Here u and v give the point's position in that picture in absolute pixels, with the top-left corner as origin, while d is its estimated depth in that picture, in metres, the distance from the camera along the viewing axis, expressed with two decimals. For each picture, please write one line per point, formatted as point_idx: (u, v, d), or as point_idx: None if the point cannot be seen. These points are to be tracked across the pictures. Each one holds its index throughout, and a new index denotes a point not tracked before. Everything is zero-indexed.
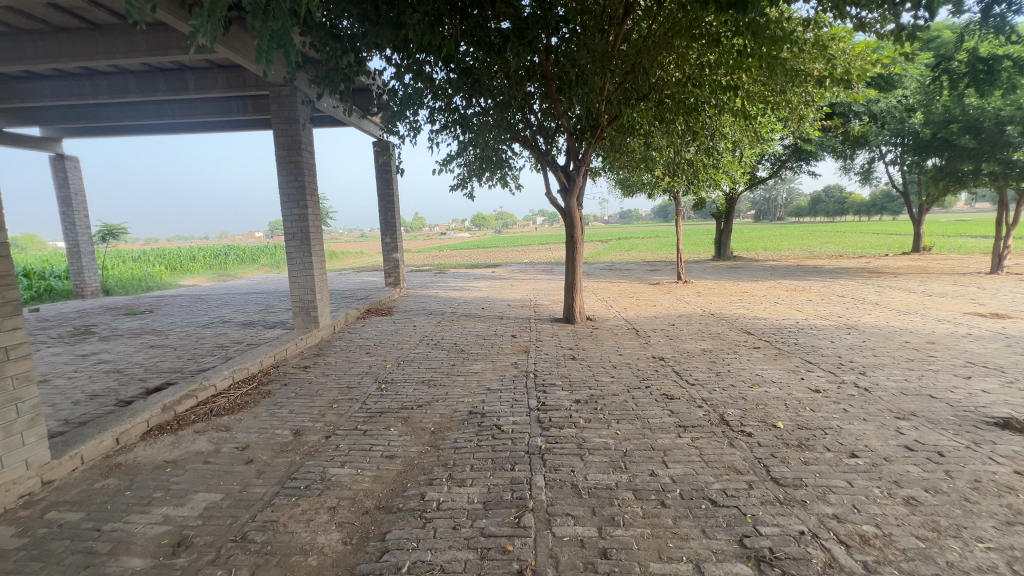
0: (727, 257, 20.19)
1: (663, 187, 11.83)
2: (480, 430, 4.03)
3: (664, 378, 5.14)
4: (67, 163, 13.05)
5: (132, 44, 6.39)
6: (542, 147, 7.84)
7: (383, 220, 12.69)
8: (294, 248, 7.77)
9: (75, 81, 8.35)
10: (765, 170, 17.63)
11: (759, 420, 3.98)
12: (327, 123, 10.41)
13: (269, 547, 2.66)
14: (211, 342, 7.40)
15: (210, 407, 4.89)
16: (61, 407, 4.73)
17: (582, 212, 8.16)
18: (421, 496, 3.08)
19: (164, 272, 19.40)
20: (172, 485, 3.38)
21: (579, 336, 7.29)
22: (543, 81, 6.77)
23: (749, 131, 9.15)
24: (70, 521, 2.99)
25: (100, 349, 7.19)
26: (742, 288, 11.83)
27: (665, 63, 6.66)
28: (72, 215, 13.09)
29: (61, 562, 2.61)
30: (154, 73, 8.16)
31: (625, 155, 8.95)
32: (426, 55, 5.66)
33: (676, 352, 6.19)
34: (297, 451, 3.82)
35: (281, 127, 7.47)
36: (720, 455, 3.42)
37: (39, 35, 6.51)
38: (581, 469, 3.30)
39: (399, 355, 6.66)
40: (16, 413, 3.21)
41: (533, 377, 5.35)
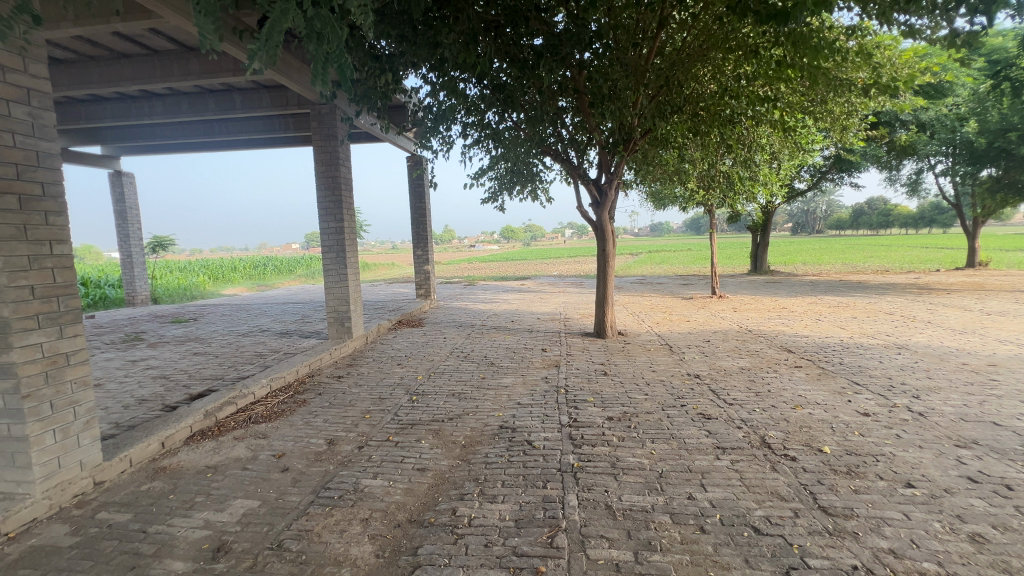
0: (764, 272, 19.57)
1: (697, 200, 11.64)
2: (511, 445, 4.00)
3: (701, 397, 4.98)
4: (124, 179, 13.88)
5: (186, 67, 6.79)
6: (574, 161, 7.83)
7: (416, 233, 12.93)
8: (330, 260, 7.99)
9: (134, 103, 8.93)
10: (804, 182, 17.09)
11: (803, 444, 3.80)
12: (363, 139, 10.75)
13: (304, 557, 2.69)
14: (251, 350, 7.68)
15: (248, 414, 5.03)
16: (113, 410, 4.98)
17: (614, 225, 8.07)
18: (453, 511, 3.06)
19: (207, 282, 20.33)
20: (213, 490, 3.49)
21: (610, 351, 7.18)
22: (575, 96, 6.82)
23: (788, 143, 8.92)
24: (119, 522, 3.11)
25: (148, 355, 7.56)
26: (781, 304, 11.41)
27: (700, 75, 6.57)
28: (127, 228, 13.92)
29: (109, 562, 2.71)
30: (205, 94, 8.64)
31: (658, 168, 8.87)
32: (459, 73, 5.77)
33: (712, 370, 6.00)
34: (331, 460, 3.88)
35: (321, 143, 7.76)
36: (762, 480, 3.26)
37: (104, 61, 7.02)
38: (615, 490, 3.21)
39: (430, 367, 6.70)
40: (73, 415, 3.39)
41: (564, 393, 5.28)
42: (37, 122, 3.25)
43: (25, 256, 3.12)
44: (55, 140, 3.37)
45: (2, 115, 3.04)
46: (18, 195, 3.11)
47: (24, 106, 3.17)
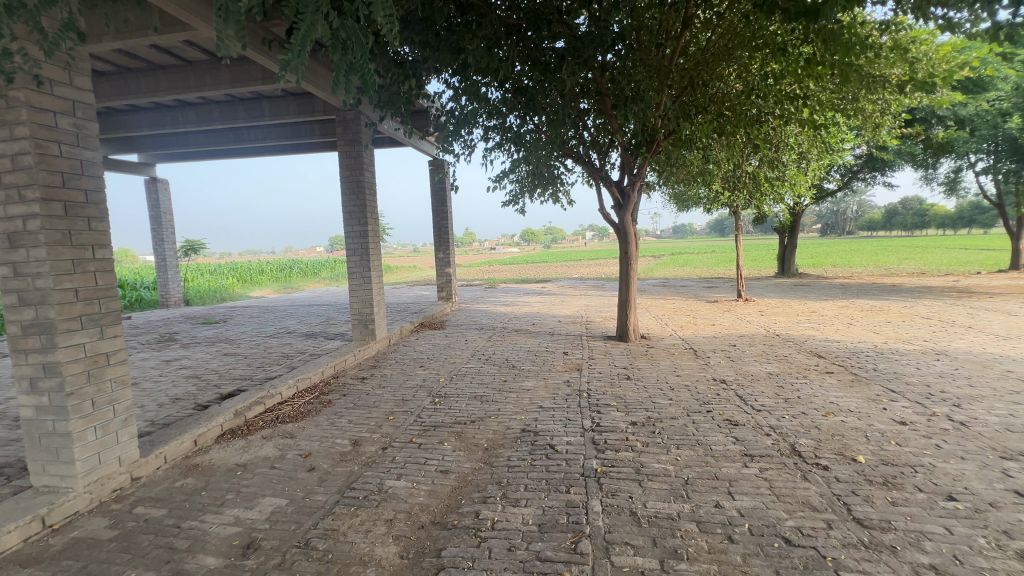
0: (792, 274, 19.05)
1: (722, 201, 11.42)
2: (534, 449, 3.99)
3: (727, 403, 4.87)
4: (159, 185, 14.42)
5: (218, 77, 7.02)
6: (596, 163, 7.79)
7: (438, 236, 13.05)
8: (355, 263, 8.14)
9: (169, 112, 9.28)
10: (834, 182, 16.62)
11: (836, 452, 3.68)
12: (387, 144, 10.92)
13: (330, 556, 2.74)
14: (278, 351, 7.87)
15: (276, 414, 5.15)
16: (149, 408, 5.17)
17: (637, 227, 7.99)
18: (476, 514, 3.07)
19: (236, 284, 20.92)
20: (243, 488, 3.58)
21: (633, 355, 7.10)
22: (597, 98, 6.79)
23: (818, 141, 8.67)
24: (154, 517, 3.22)
25: (181, 355, 7.82)
26: (810, 307, 11.08)
27: (726, 75, 6.46)
28: (161, 232, 14.45)
29: (146, 556, 2.81)
30: (235, 102, 8.92)
31: (682, 169, 8.75)
32: (481, 78, 5.82)
33: (739, 375, 5.87)
34: (356, 461, 3.94)
35: (346, 149, 7.92)
36: (793, 489, 3.17)
37: (142, 73, 7.32)
38: (640, 496, 3.16)
39: (452, 369, 6.74)
40: (113, 413, 3.54)
41: (587, 397, 5.24)
42: (81, 132, 3.40)
43: (70, 260, 3.27)
44: (98, 149, 3.53)
45: (50, 126, 3.20)
46: (64, 202, 3.26)
47: (70, 117, 3.33)
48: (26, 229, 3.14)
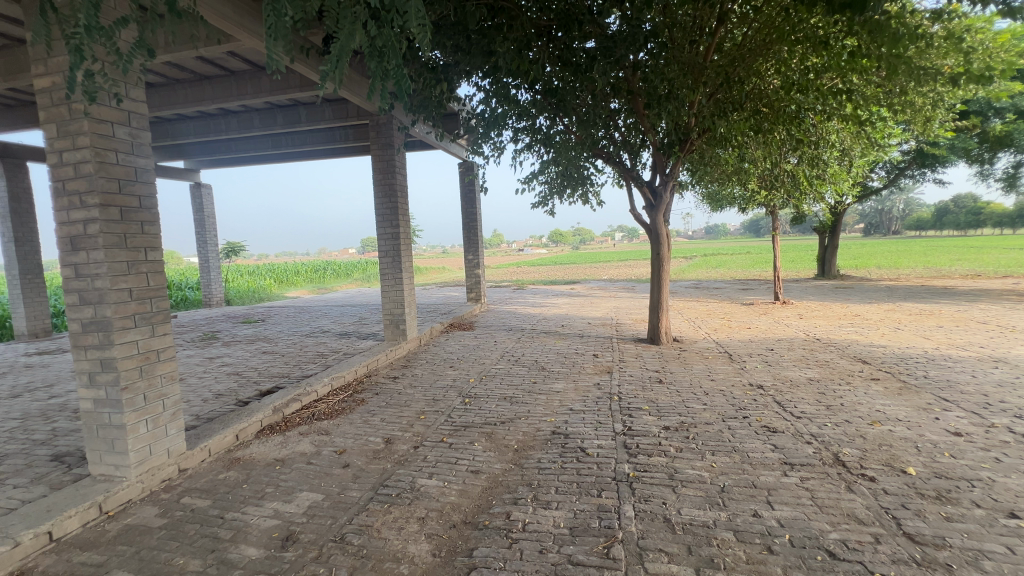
0: (833, 276, 18.29)
1: (758, 201, 11.08)
2: (564, 452, 3.96)
3: (765, 409, 4.72)
4: (203, 190, 15.09)
5: (258, 85, 7.30)
6: (627, 163, 7.70)
7: (467, 237, 13.17)
8: (387, 265, 8.30)
9: (214, 120, 9.72)
10: (879, 179, 15.89)
11: (884, 463, 3.50)
12: (418, 147, 11.09)
13: (365, 551, 2.80)
14: (313, 350, 8.10)
15: (312, 411, 5.31)
16: (194, 403, 5.42)
17: (669, 227, 7.83)
18: (507, 515, 3.07)
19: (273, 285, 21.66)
20: (281, 482, 3.70)
21: (665, 358, 6.97)
22: (629, 97, 6.72)
23: (862, 137, 8.30)
24: (200, 507, 3.37)
25: (223, 353, 8.17)
26: (853, 311, 10.62)
27: (763, 70, 6.26)
28: (205, 235, 15.13)
29: (192, 544, 2.94)
30: (274, 110, 9.26)
31: (716, 168, 8.55)
32: (512, 80, 5.86)
33: (777, 380, 5.68)
34: (388, 459, 4.01)
35: (379, 152, 8.09)
36: (836, 501, 3.04)
37: (188, 84, 7.68)
38: (674, 502, 3.10)
39: (482, 370, 6.79)
40: (162, 407, 3.72)
41: (618, 400, 5.17)
42: (136, 141, 3.60)
43: (125, 262, 3.46)
44: (151, 157, 3.72)
45: (108, 136, 3.40)
46: (120, 207, 3.45)
47: (126, 127, 3.52)
48: (86, 232, 3.34)
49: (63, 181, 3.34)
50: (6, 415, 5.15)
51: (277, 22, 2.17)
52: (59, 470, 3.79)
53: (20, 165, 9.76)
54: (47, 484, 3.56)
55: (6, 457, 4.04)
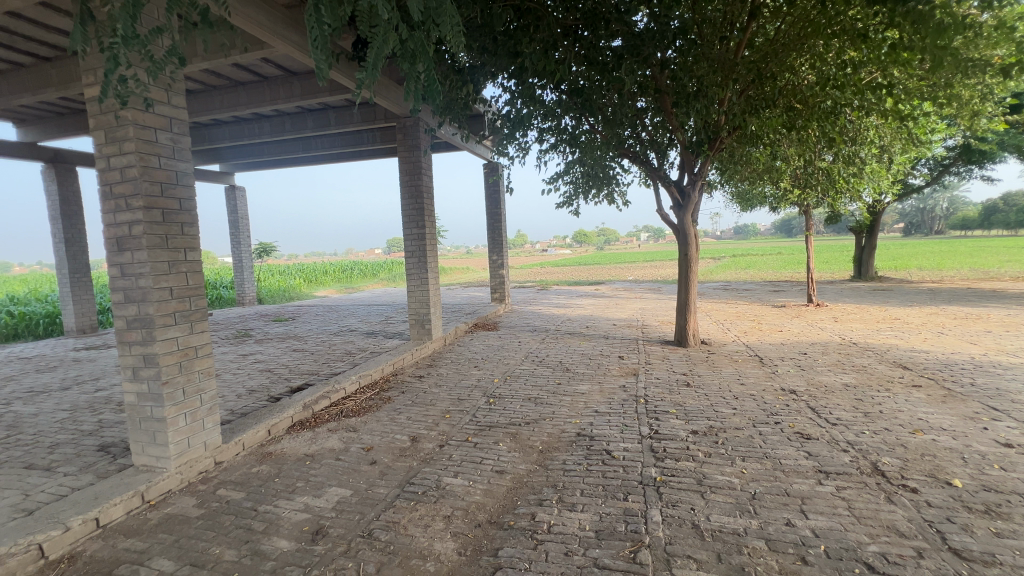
0: (871, 278, 17.59)
1: (791, 200, 10.76)
2: (589, 454, 3.94)
3: (798, 415, 4.57)
4: (237, 192, 15.60)
5: (290, 90, 7.51)
6: (654, 163, 7.59)
7: (492, 238, 13.22)
8: (413, 265, 8.41)
9: (248, 124, 10.04)
10: (921, 177, 15.20)
11: (926, 474, 3.35)
12: (443, 148, 11.19)
13: (392, 547, 2.84)
14: (341, 348, 8.27)
15: (340, 408, 5.42)
16: (229, 398, 5.62)
17: (697, 227, 7.68)
18: (532, 516, 3.07)
19: (303, 284, 22.19)
20: (311, 477, 3.80)
21: (692, 361, 6.84)
22: (656, 96, 6.63)
23: (904, 133, 7.94)
24: (235, 499, 3.49)
25: (256, 350, 8.43)
26: (893, 314, 10.18)
27: (797, 65, 6.07)
28: (239, 236, 15.64)
29: (228, 535, 3.04)
30: (305, 113, 9.51)
31: (747, 166, 8.34)
32: (538, 80, 5.87)
33: (811, 385, 5.49)
34: (414, 457, 4.06)
35: (406, 154, 8.21)
36: (875, 512, 2.92)
37: (224, 90, 7.96)
38: (703, 508, 3.04)
39: (506, 370, 6.80)
40: (200, 401, 3.87)
41: (644, 403, 5.10)
42: (177, 146, 3.75)
43: (166, 261, 3.61)
44: (190, 161, 3.87)
45: (151, 141, 3.55)
46: (162, 210, 3.60)
47: (168, 133, 3.68)
48: (131, 233, 3.50)
49: (110, 185, 3.52)
50: (57, 406, 5.45)
51: (319, 33, 2.21)
52: (105, 459, 3.98)
53: (70, 170, 10.29)
54: (95, 472, 3.75)
55: (57, 447, 4.27)
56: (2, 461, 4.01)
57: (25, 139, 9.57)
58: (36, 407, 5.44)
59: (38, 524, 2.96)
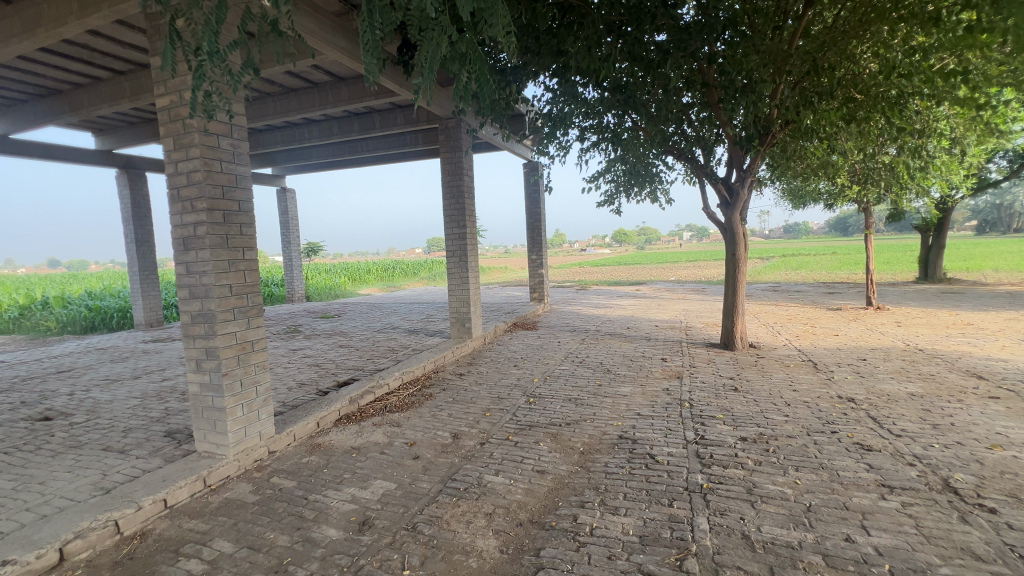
0: (939, 280, 16.33)
1: (848, 197, 10.16)
2: (632, 457, 3.87)
3: (857, 425, 4.30)
4: (288, 194, 16.32)
5: (338, 95, 7.79)
6: (700, 160, 7.36)
7: (531, 237, 13.21)
8: (453, 264, 8.52)
9: (299, 129, 10.50)
10: (998, 170, 13.99)
11: (1007, 494, 3.07)
12: (484, 147, 11.28)
13: (435, 541, 2.89)
14: (384, 345, 8.49)
15: (384, 403, 5.58)
16: (281, 390, 5.90)
17: (746, 226, 7.39)
18: (574, 518, 3.05)
19: (347, 283, 22.82)
20: (358, 469, 3.92)
21: (740, 365, 6.58)
22: (704, 91, 6.43)
23: (979, 122, 7.31)
24: (287, 487, 3.65)
25: (305, 345, 8.80)
26: (965, 319, 9.42)
27: (858, 53, 5.70)
28: (289, 236, 16.34)
29: (281, 521, 3.19)
30: (351, 117, 9.83)
31: (801, 162, 7.93)
32: (580, 79, 5.85)
33: (871, 394, 5.16)
34: (456, 454, 4.12)
35: (448, 155, 8.35)
36: (947, 532, 2.71)
37: (277, 96, 8.35)
38: (753, 519, 2.91)
39: (546, 370, 6.78)
40: (255, 393, 4.08)
41: (689, 407, 4.95)
42: (236, 151, 3.96)
43: (227, 260, 3.83)
44: (248, 165, 4.08)
45: (214, 147, 3.77)
46: (223, 211, 3.81)
47: (228, 138, 3.89)
48: (196, 234, 3.73)
49: (178, 188, 3.76)
50: (129, 394, 5.89)
51: (371, 37, 2.26)
52: (171, 445, 4.27)
53: (141, 175, 11.09)
54: (162, 456, 4.03)
55: (129, 431, 4.62)
56: (84, 442, 4.38)
57: (102, 148, 10.40)
58: (111, 394, 5.91)
59: (114, 502, 3.20)
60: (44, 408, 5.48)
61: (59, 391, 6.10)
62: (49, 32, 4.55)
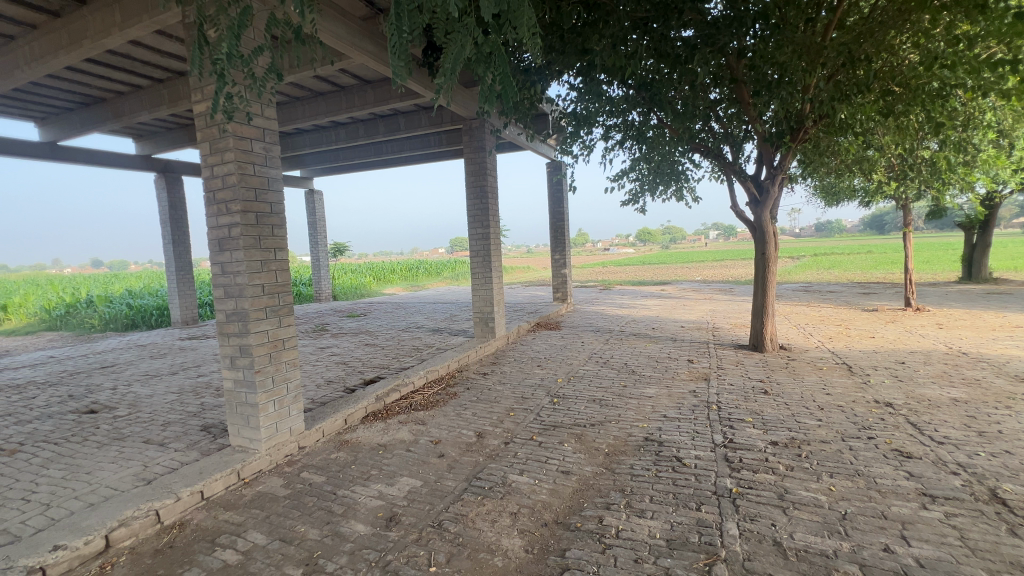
0: (983, 280, 15.51)
1: (885, 194, 9.77)
2: (658, 459, 3.82)
3: (896, 431, 4.14)
4: (315, 196, 16.68)
5: (364, 98, 7.94)
6: (729, 157, 7.21)
7: (555, 237, 13.17)
8: (477, 264, 8.57)
9: (327, 132, 10.73)
10: None
11: None
12: (507, 147, 11.30)
13: (460, 539, 2.92)
14: (409, 344, 8.60)
15: (409, 402, 5.65)
16: (310, 387, 6.05)
17: (776, 224, 7.20)
18: (599, 519, 3.03)
19: (372, 283, 23.18)
20: (384, 465, 3.99)
21: (770, 367, 6.41)
22: (733, 86, 6.29)
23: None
24: (316, 482, 3.74)
25: (332, 344, 9.00)
26: (1013, 322, 8.92)
27: (898, 44, 5.47)
28: (316, 236, 16.71)
29: (311, 515, 3.27)
30: (377, 119, 10.01)
31: (835, 158, 7.66)
32: (605, 76, 5.80)
33: (911, 399, 4.95)
34: (480, 453, 4.15)
35: (472, 156, 8.40)
36: (994, 545, 2.58)
37: (306, 100, 8.55)
38: (786, 525, 2.84)
39: (569, 370, 6.75)
40: (286, 389, 4.19)
41: (717, 409, 4.85)
42: (268, 154, 4.08)
43: (260, 261, 3.94)
44: (279, 168, 4.19)
45: (248, 150, 3.89)
46: (256, 213, 3.93)
47: (261, 142, 4.01)
48: (230, 235, 3.86)
49: (214, 192, 3.89)
50: (168, 389, 6.14)
51: (399, 40, 2.30)
52: (207, 438, 4.43)
53: (177, 178, 11.52)
54: (199, 449, 4.18)
55: (168, 425, 4.81)
56: (126, 435, 4.59)
57: (141, 153, 10.86)
58: (151, 389, 6.17)
59: (155, 493, 3.34)
60: (90, 401, 5.76)
61: (103, 386, 6.41)
62: (94, 44, 4.78)
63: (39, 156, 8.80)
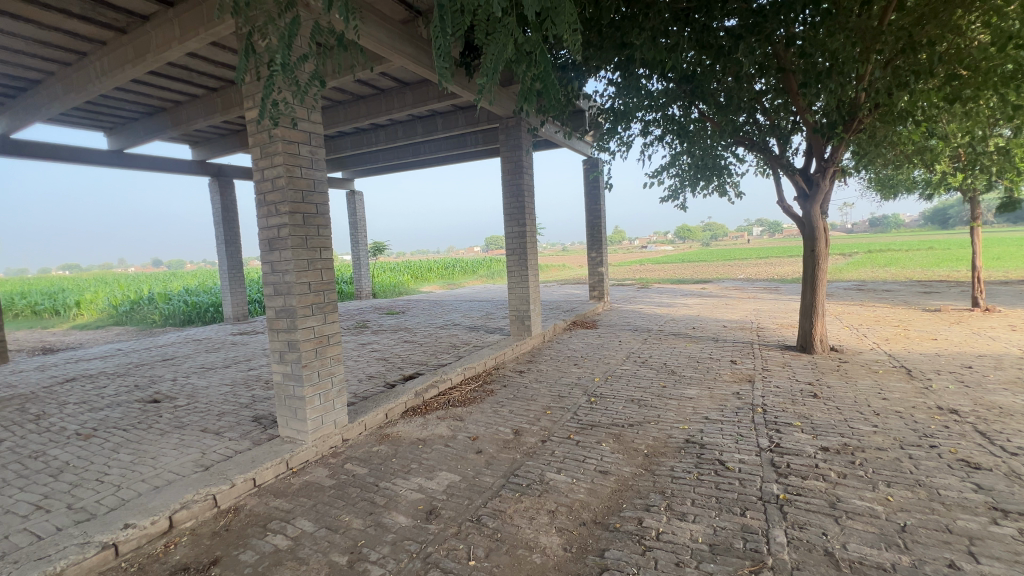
0: None
1: (951, 185, 9.09)
2: (701, 462, 3.72)
3: (963, 440, 3.86)
4: (356, 197, 17.16)
5: (403, 100, 8.11)
6: (775, 150, 6.92)
7: (592, 234, 13.02)
8: (513, 261, 8.60)
9: (367, 133, 11.03)
10: None
11: None
12: (543, 145, 11.26)
13: (500, 535, 2.95)
14: (447, 341, 8.74)
15: (447, 398, 5.74)
16: (353, 382, 6.26)
17: (827, 220, 6.85)
18: (638, 521, 2.98)
19: (411, 282, 23.63)
20: (424, 459, 4.08)
21: (820, 369, 6.12)
22: (781, 76, 6.03)
23: None
24: (359, 473, 3.87)
25: (373, 340, 9.26)
26: None
27: (965, 24, 5.08)
28: (357, 235, 17.19)
29: (354, 505, 3.39)
30: (416, 120, 10.21)
31: (893, 148, 7.19)
32: (644, 70, 5.70)
33: (982, 406, 4.59)
34: (518, 450, 4.17)
35: (508, 154, 8.42)
36: None
37: (347, 104, 8.83)
38: (838, 535, 2.71)
39: (607, 369, 6.67)
40: (331, 383, 4.35)
41: (762, 412, 4.68)
42: (314, 156, 4.24)
43: (306, 259, 4.11)
44: (324, 170, 4.35)
45: (295, 154, 4.06)
46: (303, 214, 4.10)
47: (307, 146, 4.17)
48: (279, 235, 4.04)
49: (264, 194, 4.08)
50: (222, 381, 6.51)
51: (444, 43, 2.34)
52: (259, 429, 4.66)
53: (229, 182, 12.14)
54: (251, 439, 4.41)
55: (223, 415, 5.10)
56: (186, 423, 4.90)
57: (197, 158, 11.51)
58: (207, 381, 6.56)
59: (212, 479, 3.55)
60: (153, 391, 6.18)
61: (165, 377, 6.88)
62: (156, 57, 5.11)
63: (107, 164, 9.49)
